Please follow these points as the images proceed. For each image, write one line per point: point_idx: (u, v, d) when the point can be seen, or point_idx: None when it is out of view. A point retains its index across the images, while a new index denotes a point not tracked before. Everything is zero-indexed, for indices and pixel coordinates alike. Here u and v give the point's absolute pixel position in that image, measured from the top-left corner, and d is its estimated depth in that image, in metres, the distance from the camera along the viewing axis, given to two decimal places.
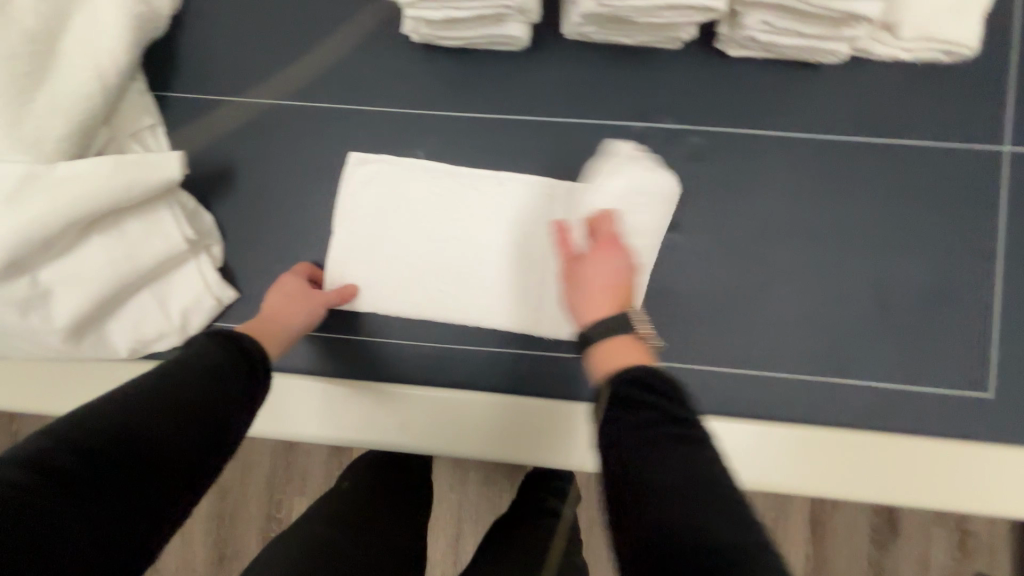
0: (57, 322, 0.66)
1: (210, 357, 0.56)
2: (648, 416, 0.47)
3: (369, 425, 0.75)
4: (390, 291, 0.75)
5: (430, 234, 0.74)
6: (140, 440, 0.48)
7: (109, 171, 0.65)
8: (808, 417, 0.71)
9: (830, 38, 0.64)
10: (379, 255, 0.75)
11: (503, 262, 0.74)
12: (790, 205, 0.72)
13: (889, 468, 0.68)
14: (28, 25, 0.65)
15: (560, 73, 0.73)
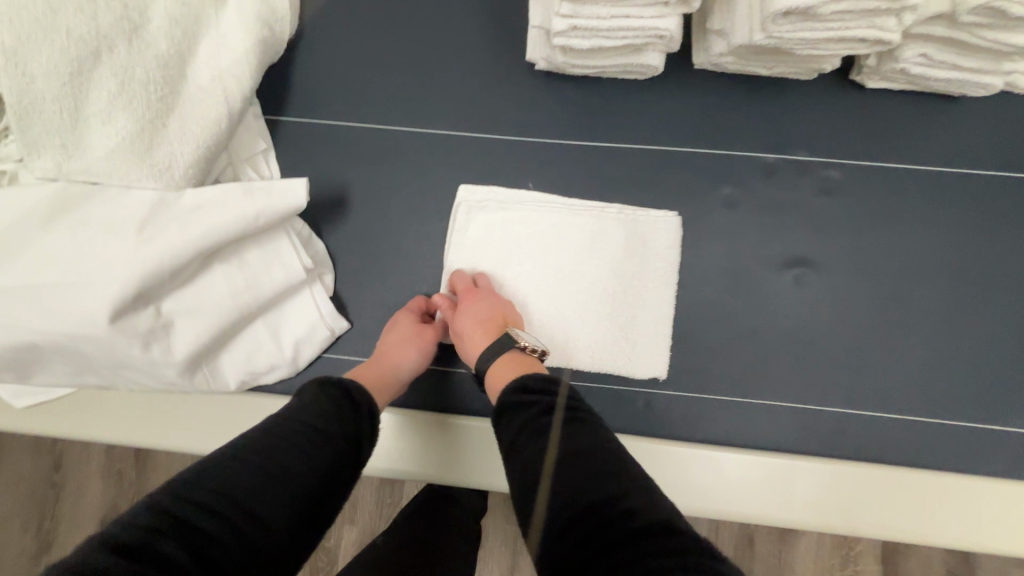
0: (177, 356, 0.63)
1: (328, 408, 0.53)
2: (536, 412, 0.50)
3: (451, 459, 0.73)
4: None
5: (547, 269, 0.72)
6: (261, 493, 0.44)
7: (235, 199, 0.63)
8: (916, 460, 0.69)
9: (987, 73, 0.62)
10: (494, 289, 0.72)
11: (604, 293, 0.71)
12: (923, 241, 0.70)
13: (972, 511, 0.67)
14: (159, 48, 0.62)
15: (688, 103, 0.72)
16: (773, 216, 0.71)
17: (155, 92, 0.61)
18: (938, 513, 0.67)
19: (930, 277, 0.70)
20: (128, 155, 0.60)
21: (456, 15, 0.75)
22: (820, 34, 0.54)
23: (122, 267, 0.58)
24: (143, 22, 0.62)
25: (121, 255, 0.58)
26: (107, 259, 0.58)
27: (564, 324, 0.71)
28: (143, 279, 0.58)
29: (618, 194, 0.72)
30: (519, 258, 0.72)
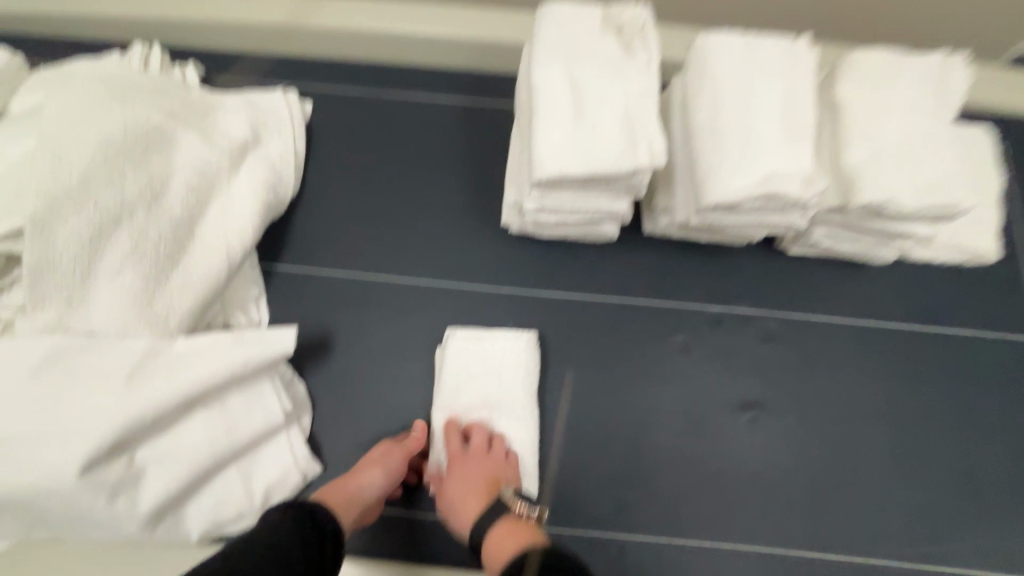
0: (141, 508, 0.61)
1: (288, 528, 0.55)
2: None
3: None
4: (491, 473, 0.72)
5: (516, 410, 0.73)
6: None
7: (226, 347, 0.66)
8: None
9: (882, 246, 0.75)
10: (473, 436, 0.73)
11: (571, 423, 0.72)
12: (859, 385, 0.78)
13: None
14: (174, 212, 0.69)
15: (642, 261, 0.82)
16: (725, 362, 0.79)
17: (165, 250, 0.68)
18: None
19: (870, 419, 0.77)
20: (129, 307, 0.64)
21: (441, 183, 0.87)
22: (743, 220, 0.66)
23: (103, 418, 0.59)
24: (163, 190, 0.70)
25: (105, 405, 0.59)
26: (89, 409, 0.59)
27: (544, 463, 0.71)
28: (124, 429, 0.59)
29: (585, 341, 0.80)
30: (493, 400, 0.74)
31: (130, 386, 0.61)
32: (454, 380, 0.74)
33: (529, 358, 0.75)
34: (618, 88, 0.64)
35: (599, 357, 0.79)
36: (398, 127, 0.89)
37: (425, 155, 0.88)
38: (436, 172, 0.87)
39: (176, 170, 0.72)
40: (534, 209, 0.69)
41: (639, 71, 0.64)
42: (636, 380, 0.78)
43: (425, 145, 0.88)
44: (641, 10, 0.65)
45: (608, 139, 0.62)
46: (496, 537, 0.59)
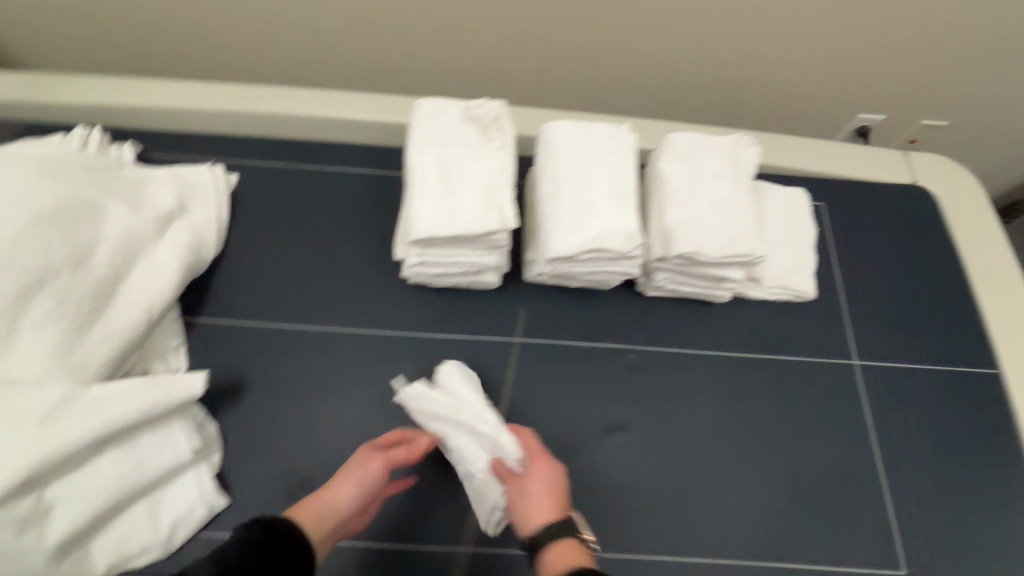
0: (47, 542, 0.67)
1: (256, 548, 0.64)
2: None
3: None
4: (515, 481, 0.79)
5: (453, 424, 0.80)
6: None
7: (139, 390, 0.74)
8: None
9: (717, 288, 0.89)
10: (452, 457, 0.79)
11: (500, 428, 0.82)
12: (711, 405, 0.90)
13: None
14: (98, 274, 0.79)
15: (525, 306, 0.95)
16: (595, 390, 0.91)
17: (87, 306, 0.77)
18: None
19: (721, 435, 0.89)
20: (51, 358, 0.72)
21: (351, 241, 0.99)
22: (587, 269, 0.79)
23: (15, 458, 0.66)
24: (89, 255, 0.80)
25: (17, 446, 0.66)
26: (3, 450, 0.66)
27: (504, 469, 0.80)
28: (34, 466, 0.66)
29: (475, 377, 0.91)
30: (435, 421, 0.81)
31: (44, 428, 0.68)
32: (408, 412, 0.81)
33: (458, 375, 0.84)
34: (479, 165, 0.79)
35: (487, 391, 0.90)
36: (314, 193, 1.02)
37: (337, 217, 1.01)
38: (346, 232, 1.00)
39: (104, 238, 0.82)
40: (416, 263, 0.81)
41: (497, 152, 0.80)
42: (519, 409, 0.89)
43: (337, 208, 1.01)
44: (496, 104, 0.81)
45: (468, 208, 0.77)
46: (563, 551, 0.66)
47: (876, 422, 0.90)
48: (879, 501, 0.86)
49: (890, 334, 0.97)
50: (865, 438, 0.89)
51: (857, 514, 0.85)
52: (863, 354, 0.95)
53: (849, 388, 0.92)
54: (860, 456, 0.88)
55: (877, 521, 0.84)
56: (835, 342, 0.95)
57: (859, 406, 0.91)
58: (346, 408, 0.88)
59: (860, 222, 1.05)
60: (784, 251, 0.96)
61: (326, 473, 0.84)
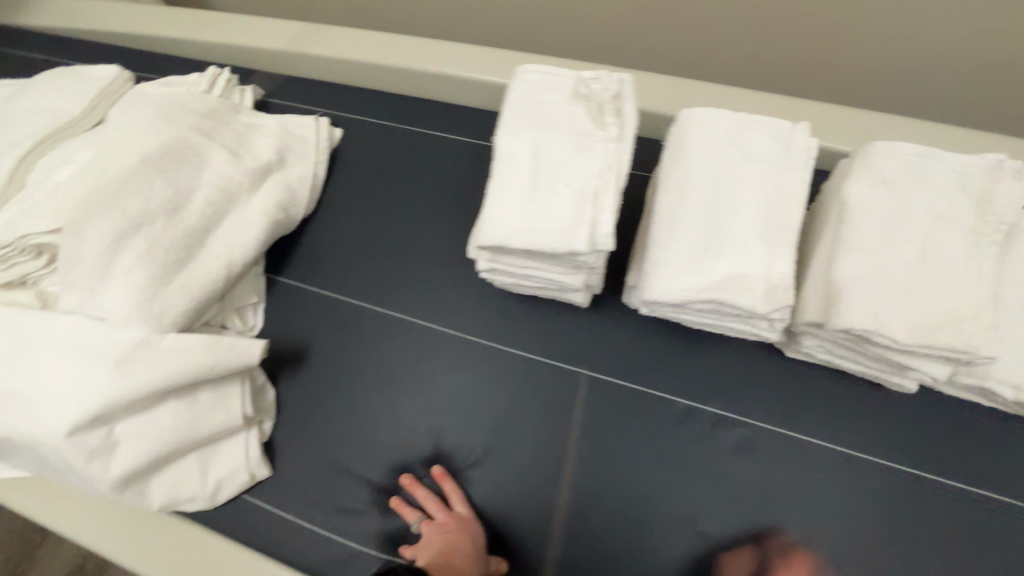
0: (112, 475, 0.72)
1: None
2: None
3: None
4: (866, 287, 0.53)
5: (976, 281, 0.52)
6: None
7: (203, 348, 0.74)
8: None
9: (896, 376, 0.62)
10: (895, 256, 0.54)
11: None
12: (837, 527, 0.67)
13: None
14: (190, 223, 0.80)
15: (614, 334, 0.77)
16: (675, 459, 0.72)
17: (173, 255, 0.78)
18: None
19: (839, 570, 0.65)
20: (134, 301, 0.74)
21: (434, 220, 0.89)
22: (697, 322, 0.58)
23: (91, 393, 0.70)
24: (184, 203, 0.80)
25: (94, 382, 0.70)
26: (83, 383, 0.70)
27: (909, 291, 0.53)
28: (104, 405, 0.70)
29: (537, 405, 0.77)
30: (912, 241, 0.54)
31: (116, 369, 0.71)
32: None
33: None
34: (579, 160, 0.61)
35: (550, 426, 0.76)
36: (409, 160, 0.93)
37: (426, 189, 0.91)
38: (432, 209, 0.90)
39: (202, 187, 0.82)
40: (487, 269, 0.68)
41: (606, 144, 0.60)
42: (575, 457, 0.74)
43: (428, 180, 0.91)
44: (619, 78, 0.61)
45: (554, 216, 0.60)
46: None
47: None
48: None
49: None
50: None
51: None
52: None
53: None
54: None
55: None
56: None
57: None
58: (394, 405, 0.81)
59: None
60: None
61: (363, 468, 0.80)
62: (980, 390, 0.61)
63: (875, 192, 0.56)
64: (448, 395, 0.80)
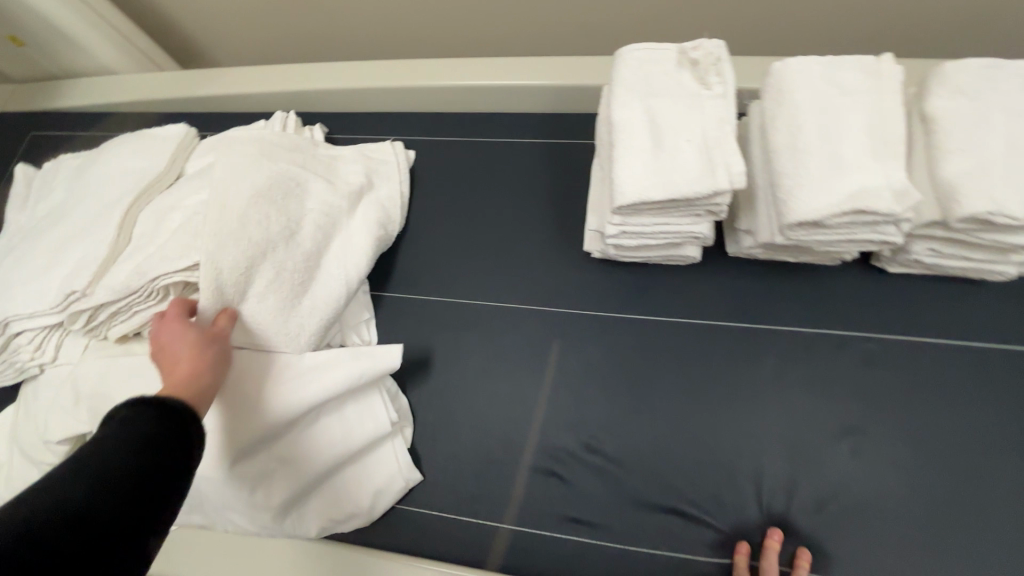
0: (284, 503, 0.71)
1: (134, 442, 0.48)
2: None
3: None
4: (975, 177, 0.61)
5: None
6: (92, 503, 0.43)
7: (345, 361, 0.76)
8: None
9: (998, 262, 0.70)
10: (990, 149, 0.63)
11: None
12: (982, 412, 0.71)
13: None
14: (306, 247, 0.83)
15: (725, 284, 0.83)
16: (815, 383, 0.76)
17: (296, 278, 0.80)
18: None
19: (995, 450, 0.70)
20: (272, 325, 0.76)
21: (524, 215, 0.95)
22: (830, 237, 0.65)
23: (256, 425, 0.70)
24: (297, 229, 0.84)
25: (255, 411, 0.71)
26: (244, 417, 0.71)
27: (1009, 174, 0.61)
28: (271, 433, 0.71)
29: (669, 360, 0.81)
30: (998, 136, 0.63)
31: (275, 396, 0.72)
32: None
33: None
34: (695, 117, 0.68)
35: (687, 377, 0.79)
36: (488, 168, 0.99)
37: (509, 189, 0.97)
38: (520, 206, 0.95)
39: (308, 213, 0.86)
40: (615, 234, 0.73)
41: (716, 100, 0.68)
42: (717, 400, 0.77)
43: (509, 181, 0.97)
44: (715, 44, 0.70)
45: (685, 164, 0.66)
46: None
47: None
48: None
49: None
50: None
51: None
52: None
53: None
54: None
55: None
56: None
57: None
58: (527, 388, 0.83)
59: None
60: None
61: (510, 458, 0.79)
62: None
63: (956, 103, 0.65)
64: (582, 370, 0.82)
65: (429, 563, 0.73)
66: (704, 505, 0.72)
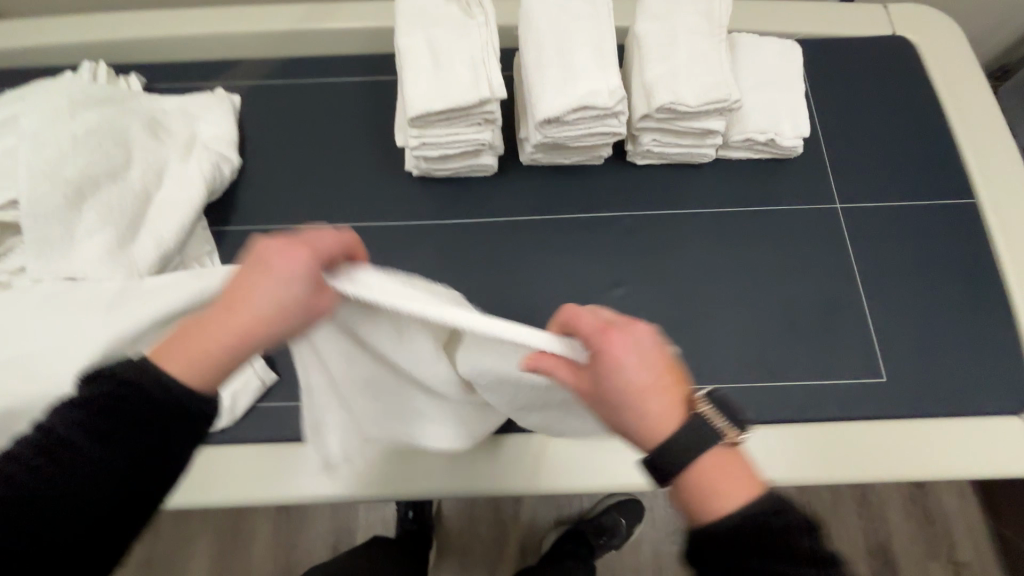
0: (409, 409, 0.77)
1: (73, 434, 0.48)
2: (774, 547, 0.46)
3: (393, 477, 0.84)
4: (662, 78, 0.84)
5: (719, 60, 0.86)
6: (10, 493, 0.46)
7: (184, 280, 0.83)
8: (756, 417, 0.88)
9: (701, 145, 0.94)
10: (673, 57, 0.86)
11: (743, 68, 0.96)
12: (704, 256, 0.97)
13: (800, 450, 0.85)
14: (134, 185, 0.88)
15: (522, 186, 1.01)
16: (591, 254, 0.97)
17: (125, 212, 0.85)
18: (780, 457, 0.85)
19: (712, 281, 0.96)
20: (105, 254, 0.81)
21: (351, 146, 1.06)
22: (575, 131, 0.85)
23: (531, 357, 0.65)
24: (122, 169, 0.88)
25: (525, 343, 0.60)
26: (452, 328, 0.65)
27: (684, 74, 0.85)
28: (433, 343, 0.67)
29: (482, 252, 0.98)
30: (679, 47, 0.86)
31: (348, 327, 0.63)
32: (745, 61, 0.97)
33: (781, 56, 0.98)
34: (465, 42, 0.84)
35: (496, 263, 0.97)
36: (315, 107, 1.08)
37: (336, 126, 1.07)
38: (347, 139, 1.06)
39: (134, 156, 0.90)
40: (417, 145, 0.88)
41: (479, 28, 0.84)
42: (519, 277, 0.96)
43: (335, 118, 1.07)
44: None
45: (458, 80, 0.82)
46: (704, 463, 0.50)
47: (858, 258, 0.97)
48: (863, 322, 0.93)
49: (872, 178, 1.02)
50: (848, 270, 0.96)
51: (843, 332, 0.93)
52: (844, 198, 1.00)
53: (832, 229, 0.98)
54: (843, 288, 0.95)
55: (862, 337, 0.92)
56: (819, 191, 1.00)
57: (842, 242, 0.98)
58: None
59: (848, 73, 1.08)
60: (772, 82, 0.96)
61: None
62: (749, 142, 0.96)
63: (651, 26, 0.88)
64: (411, 270, 0.97)
65: (302, 446, 0.86)
66: None
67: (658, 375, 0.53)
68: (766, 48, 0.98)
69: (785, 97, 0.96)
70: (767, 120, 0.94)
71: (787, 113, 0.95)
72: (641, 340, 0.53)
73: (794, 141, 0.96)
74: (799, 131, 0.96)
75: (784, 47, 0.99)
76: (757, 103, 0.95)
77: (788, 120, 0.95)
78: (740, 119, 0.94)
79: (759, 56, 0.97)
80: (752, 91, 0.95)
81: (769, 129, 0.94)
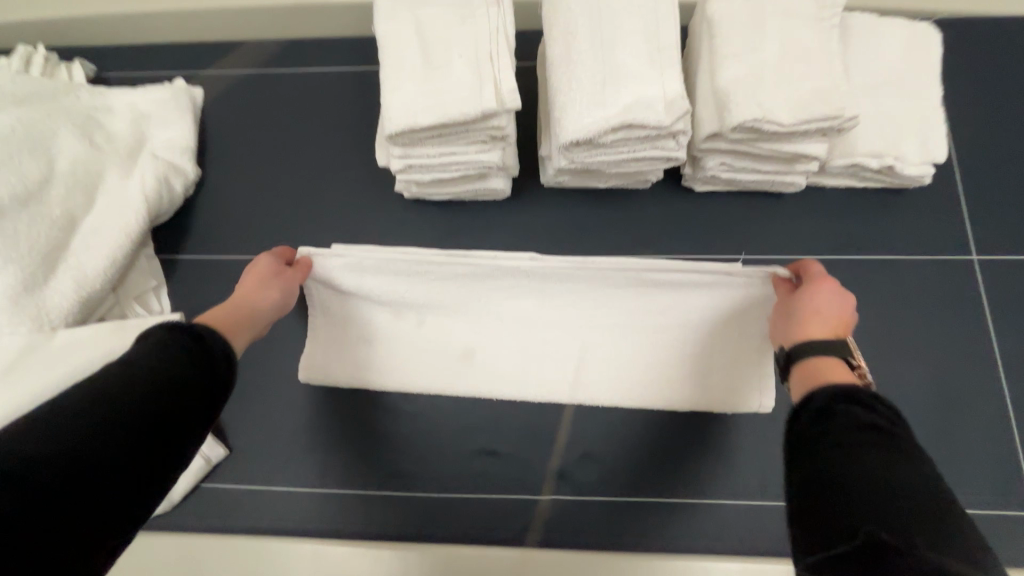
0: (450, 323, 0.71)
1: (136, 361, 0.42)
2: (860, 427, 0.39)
3: None
4: (745, 84, 0.59)
5: (829, 60, 0.61)
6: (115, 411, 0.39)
7: (101, 339, 0.66)
8: None
9: (787, 173, 0.69)
10: (763, 52, 0.60)
11: (854, 65, 0.69)
12: None
13: None
14: (55, 211, 0.71)
15: (540, 216, 0.78)
16: None
17: (38, 247, 0.69)
18: None
19: None
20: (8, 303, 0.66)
21: (331, 156, 0.85)
22: (613, 156, 0.62)
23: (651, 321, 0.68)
24: (39, 190, 0.71)
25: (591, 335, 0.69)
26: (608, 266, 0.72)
27: (776, 79, 0.59)
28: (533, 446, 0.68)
29: None
30: (771, 39, 0.61)
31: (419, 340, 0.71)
32: (858, 53, 0.70)
33: (908, 46, 0.70)
34: (464, 30, 0.61)
35: None
36: (291, 103, 0.87)
37: (315, 129, 0.86)
38: (327, 147, 0.85)
39: (58, 171, 0.73)
40: (402, 168, 0.66)
41: (486, 11, 0.61)
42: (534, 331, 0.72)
43: (315, 120, 0.87)
44: None
45: (453, 84, 0.59)
46: (818, 365, 0.47)
47: (1000, 334, 0.71)
48: (1003, 425, 0.68)
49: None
50: (984, 350, 0.70)
51: (974, 437, 0.68)
52: (983, 247, 0.73)
53: (963, 292, 0.72)
54: (976, 375, 0.69)
55: (1001, 448, 0.67)
56: (947, 237, 0.73)
57: (977, 311, 0.71)
58: None
59: (1001, 69, 0.78)
60: (892, 85, 0.69)
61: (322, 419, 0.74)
62: (853, 169, 0.71)
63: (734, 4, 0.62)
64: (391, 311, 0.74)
65: (255, 543, 0.70)
66: (513, 447, 0.71)
67: (845, 320, 0.51)
68: (889, 35, 0.70)
69: (912, 107, 0.69)
70: (884, 140, 0.68)
71: (911, 131, 0.69)
72: (849, 304, 0.52)
73: (918, 168, 0.69)
74: (928, 156, 0.69)
75: (914, 34, 0.71)
76: (870, 114, 0.68)
77: (912, 140, 0.69)
78: (845, 138, 0.68)
79: (879, 46, 0.70)
80: (865, 97, 0.69)
81: (886, 153, 0.68)
